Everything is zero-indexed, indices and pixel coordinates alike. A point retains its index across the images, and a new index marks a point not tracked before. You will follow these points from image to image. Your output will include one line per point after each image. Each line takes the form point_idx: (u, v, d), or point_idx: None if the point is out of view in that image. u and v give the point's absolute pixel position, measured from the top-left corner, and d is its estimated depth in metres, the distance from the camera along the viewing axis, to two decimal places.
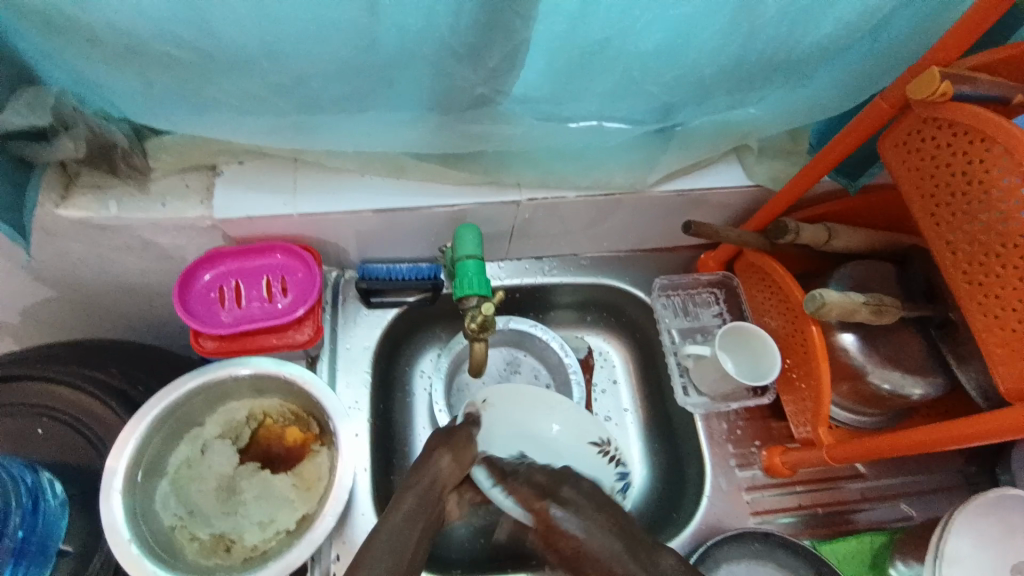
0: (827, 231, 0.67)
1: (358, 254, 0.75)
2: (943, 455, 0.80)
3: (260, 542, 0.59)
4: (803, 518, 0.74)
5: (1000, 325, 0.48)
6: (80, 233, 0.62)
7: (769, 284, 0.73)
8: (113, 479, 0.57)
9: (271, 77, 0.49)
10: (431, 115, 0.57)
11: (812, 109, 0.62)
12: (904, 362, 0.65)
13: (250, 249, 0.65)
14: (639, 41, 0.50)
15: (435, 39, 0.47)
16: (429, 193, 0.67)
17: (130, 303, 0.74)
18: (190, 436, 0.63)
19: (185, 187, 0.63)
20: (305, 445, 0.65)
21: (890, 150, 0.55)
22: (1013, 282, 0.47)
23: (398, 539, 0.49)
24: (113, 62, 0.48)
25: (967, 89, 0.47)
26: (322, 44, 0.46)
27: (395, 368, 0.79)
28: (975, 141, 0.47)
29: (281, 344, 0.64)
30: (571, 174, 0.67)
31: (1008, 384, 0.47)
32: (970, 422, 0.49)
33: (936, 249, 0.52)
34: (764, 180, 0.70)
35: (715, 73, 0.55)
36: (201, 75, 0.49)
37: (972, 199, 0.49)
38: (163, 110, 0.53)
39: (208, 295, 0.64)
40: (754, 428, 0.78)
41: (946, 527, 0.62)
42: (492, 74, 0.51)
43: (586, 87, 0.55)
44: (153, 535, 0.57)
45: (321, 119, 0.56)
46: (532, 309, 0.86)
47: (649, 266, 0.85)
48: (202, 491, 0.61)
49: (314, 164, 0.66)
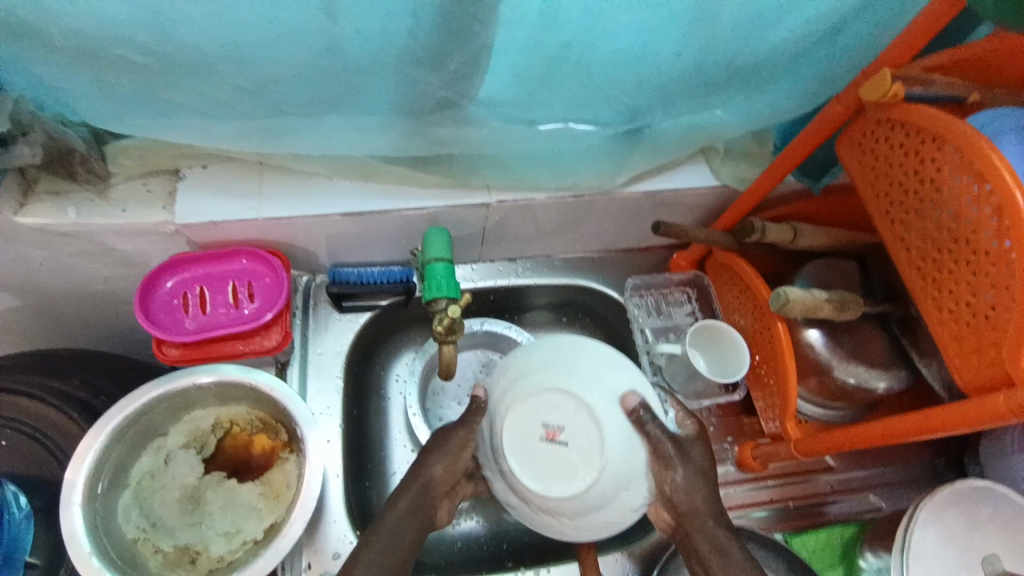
0: (793, 231, 0.68)
1: (328, 259, 0.74)
2: (912, 449, 0.81)
3: (226, 553, 0.58)
4: (775, 512, 0.75)
5: (954, 320, 0.49)
6: (39, 240, 0.61)
7: (738, 282, 0.74)
8: (72, 491, 0.56)
9: (230, 81, 0.49)
10: (396, 119, 0.56)
11: (776, 110, 0.63)
12: (867, 358, 0.67)
13: (215, 255, 0.64)
14: (601, 48, 0.51)
15: (397, 43, 0.47)
16: (397, 196, 0.66)
17: (93, 310, 0.72)
18: (154, 446, 0.63)
19: (146, 192, 0.62)
20: (272, 453, 0.65)
21: (847, 152, 0.56)
22: (965, 278, 0.48)
23: (396, 538, 0.51)
24: (66, 65, 0.47)
25: (918, 90, 0.49)
26: (282, 48, 0.46)
27: (369, 373, 0.79)
28: (926, 141, 0.48)
29: (249, 350, 0.63)
30: (540, 177, 0.67)
31: (964, 379, 0.48)
32: (924, 417, 0.50)
33: (894, 247, 0.53)
34: (730, 180, 0.71)
35: (678, 76, 0.55)
36: (157, 77, 0.48)
37: (924, 198, 0.50)
38: (122, 115, 0.53)
39: (172, 302, 0.63)
40: (726, 424, 0.79)
41: (911, 521, 0.63)
42: (454, 78, 0.51)
43: (550, 93, 0.55)
44: (115, 547, 0.57)
45: (286, 124, 0.55)
46: (507, 311, 0.86)
47: (622, 266, 0.86)
48: (165, 502, 0.60)
49: (280, 169, 0.66)
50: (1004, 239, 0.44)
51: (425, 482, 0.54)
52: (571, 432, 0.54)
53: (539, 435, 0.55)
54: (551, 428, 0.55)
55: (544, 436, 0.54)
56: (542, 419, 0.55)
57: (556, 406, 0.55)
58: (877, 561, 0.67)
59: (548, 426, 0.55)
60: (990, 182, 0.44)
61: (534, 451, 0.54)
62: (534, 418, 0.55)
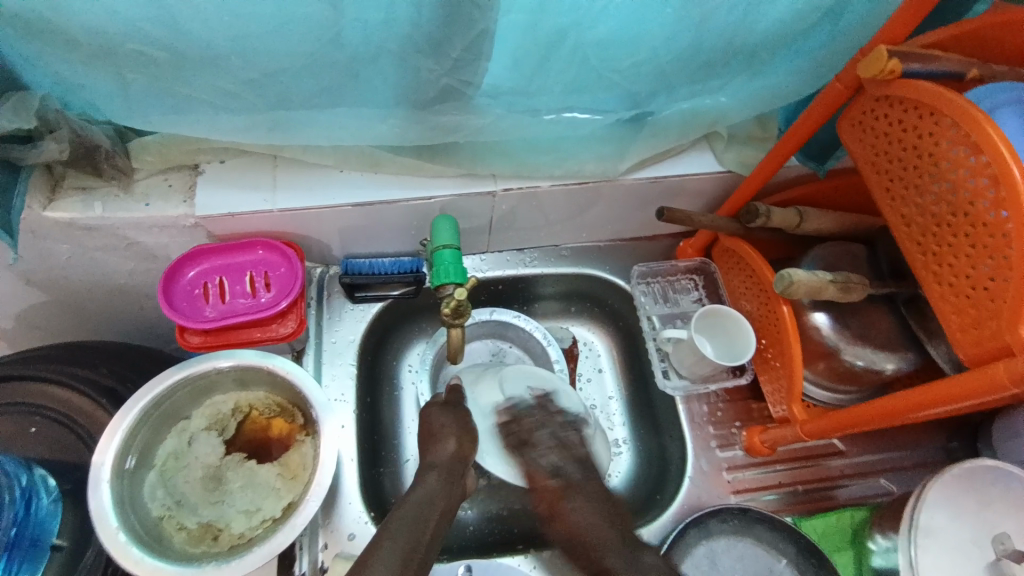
0: (798, 215, 0.68)
1: (340, 250, 0.76)
2: (926, 431, 0.81)
3: (247, 530, 0.61)
4: (785, 495, 0.75)
5: (956, 293, 0.49)
6: (65, 234, 0.63)
7: (744, 267, 0.74)
8: (101, 470, 0.58)
9: (242, 74, 0.51)
10: (402, 109, 0.58)
11: (776, 97, 0.64)
12: (874, 339, 0.67)
13: (232, 245, 0.67)
14: (597, 31, 0.52)
15: (400, 31, 0.49)
16: (405, 186, 0.68)
17: (117, 303, 0.75)
18: (177, 429, 0.65)
19: (167, 187, 0.65)
20: (290, 436, 0.67)
21: (848, 130, 0.56)
22: (965, 249, 0.48)
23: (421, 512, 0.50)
24: (90, 63, 0.50)
25: (917, 67, 0.49)
26: (287, 37, 0.48)
27: (382, 362, 0.81)
28: (924, 116, 0.49)
29: (266, 337, 0.65)
30: (545, 164, 0.69)
31: (966, 351, 0.48)
32: (927, 390, 0.50)
33: (893, 223, 0.54)
34: (734, 166, 0.72)
35: (673, 61, 0.57)
36: (173, 71, 0.50)
37: (922, 173, 0.50)
38: (140, 109, 0.55)
39: (192, 291, 0.65)
40: (734, 408, 0.79)
41: (919, 499, 0.64)
42: (455, 65, 0.53)
43: (550, 79, 0.57)
44: (141, 523, 0.59)
45: (296, 115, 0.57)
46: (516, 301, 0.88)
47: (629, 254, 0.87)
48: (188, 481, 0.63)
49: (293, 162, 0.68)
50: (1001, 210, 0.44)
51: (443, 462, 0.55)
52: (553, 392, 0.68)
53: (528, 393, 0.67)
54: (535, 390, 0.68)
55: (533, 394, 0.67)
56: (528, 383, 0.68)
57: (535, 376, 0.69)
58: (886, 542, 0.67)
59: (532, 388, 0.68)
60: (987, 154, 0.44)
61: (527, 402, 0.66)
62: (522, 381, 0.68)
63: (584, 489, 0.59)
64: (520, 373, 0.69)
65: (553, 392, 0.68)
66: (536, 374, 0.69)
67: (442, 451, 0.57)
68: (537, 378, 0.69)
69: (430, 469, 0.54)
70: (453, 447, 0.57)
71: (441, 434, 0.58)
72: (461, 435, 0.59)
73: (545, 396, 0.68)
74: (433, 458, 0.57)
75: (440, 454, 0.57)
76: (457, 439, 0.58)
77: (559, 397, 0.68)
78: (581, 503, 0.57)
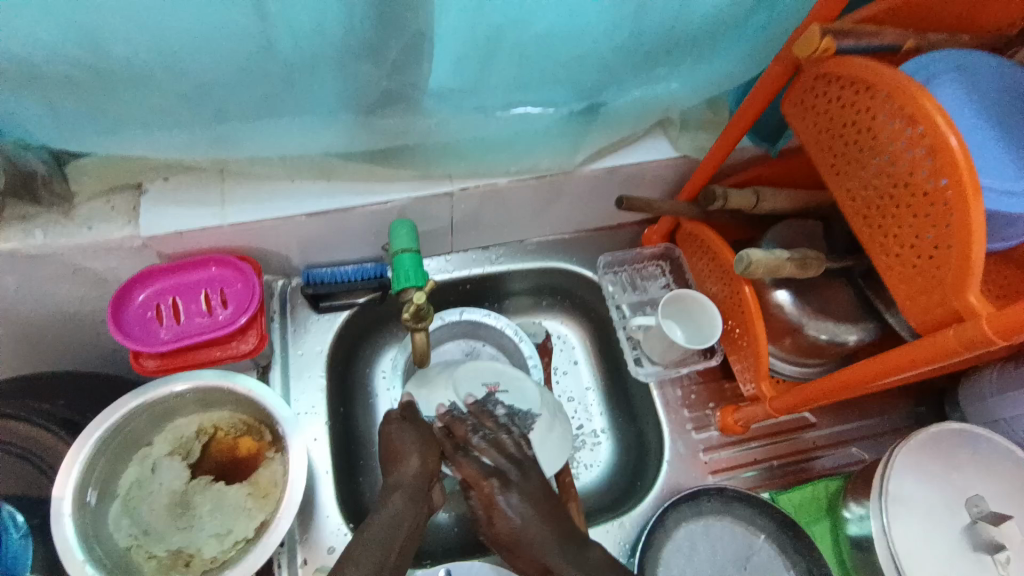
0: (754, 195, 0.69)
1: (301, 261, 0.75)
2: (895, 399, 0.82)
3: (219, 553, 0.59)
4: (762, 472, 0.76)
5: (902, 263, 0.50)
6: (8, 265, 0.61)
7: (706, 250, 0.75)
8: (61, 504, 0.57)
9: (173, 88, 0.50)
10: (346, 115, 0.57)
11: (724, 79, 0.64)
12: (836, 313, 0.68)
13: (184, 263, 0.65)
14: (533, 30, 0.52)
15: (332, 37, 0.48)
16: (360, 192, 0.67)
17: (73, 332, 0.73)
18: (139, 456, 0.64)
19: (111, 209, 0.63)
20: (259, 454, 0.66)
21: (792, 110, 0.57)
22: (907, 220, 0.48)
23: (389, 532, 0.51)
24: (13, 89, 0.48)
25: (849, 44, 0.50)
26: (216, 50, 0.47)
27: (354, 370, 0.80)
28: (861, 92, 0.49)
29: (226, 355, 0.64)
30: (499, 162, 0.68)
31: (917, 319, 0.49)
32: (884, 359, 0.51)
33: (838, 199, 0.55)
34: (689, 151, 0.72)
35: (616, 51, 0.57)
36: (100, 90, 0.49)
37: (863, 147, 0.51)
38: (73, 132, 0.53)
39: (145, 315, 0.64)
40: (708, 390, 0.80)
41: (887, 467, 0.64)
42: (394, 68, 0.52)
43: (494, 76, 0.56)
44: (108, 555, 0.58)
45: (238, 129, 0.56)
46: (486, 299, 0.87)
47: (595, 245, 0.87)
48: (154, 509, 0.62)
49: (242, 175, 0.66)
50: (940, 177, 0.45)
51: (408, 483, 0.55)
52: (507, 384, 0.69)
53: (483, 389, 0.68)
54: (490, 384, 0.69)
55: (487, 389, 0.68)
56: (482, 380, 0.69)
57: (487, 371, 0.70)
58: (859, 509, 0.67)
59: (487, 384, 0.69)
60: (923, 125, 0.45)
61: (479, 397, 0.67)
62: (475, 380, 0.69)
63: (519, 483, 0.55)
64: (472, 370, 0.69)
65: (506, 385, 0.69)
66: (487, 366, 0.70)
67: (406, 469, 0.56)
68: (488, 371, 0.70)
69: (396, 490, 0.53)
70: (417, 464, 0.56)
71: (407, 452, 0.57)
72: (424, 451, 0.57)
73: (500, 389, 0.69)
74: (398, 477, 0.56)
75: (406, 472, 0.55)
76: (421, 457, 0.57)
77: (513, 386, 0.69)
78: (518, 501, 0.54)
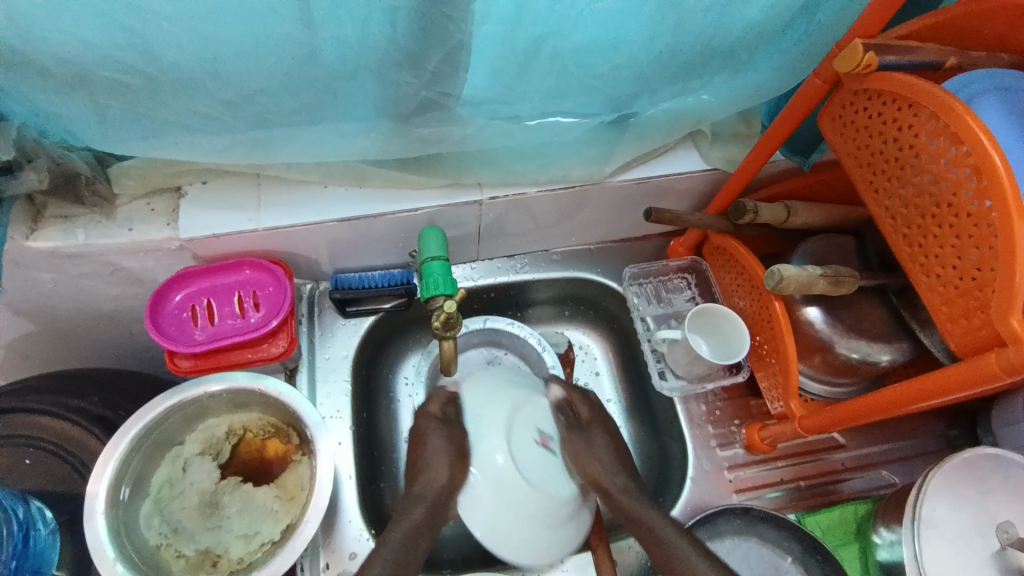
0: (786, 210, 0.68)
1: (330, 265, 0.76)
2: (924, 421, 0.80)
3: (245, 554, 0.60)
4: (788, 492, 0.75)
5: (943, 284, 0.49)
6: (51, 263, 0.63)
7: (735, 264, 0.74)
8: (95, 502, 0.58)
9: (219, 95, 0.51)
10: (383, 123, 0.58)
11: (758, 92, 0.63)
12: (868, 332, 0.66)
13: (217, 267, 0.66)
14: (574, 38, 0.52)
15: (375, 47, 0.49)
16: (391, 199, 0.68)
17: (106, 329, 0.75)
18: (170, 456, 0.65)
19: (150, 211, 0.64)
20: (287, 457, 0.67)
21: (829, 125, 0.57)
22: (950, 239, 0.48)
23: (409, 544, 0.55)
24: (64, 91, 0.49)
25: (892, 59, 0.49)
26: (264, 58, 0.48)
27: (378, 376, 0.81)
28: (903, 109, 0.49)
29: (257, 358, 0.65)
30: (531, 171, 0.68)
31: (957, 341, 0.48)
32: (921, 381, 0.50)
33: (878, 217, 0.54)
34: (719, 163, 0.72)
35: (653, 63, 0.57)
36: (149, 96, 0.50)
37: (904, 165, 0.50)
38: (118, 135, 0.54)
39: (180, 315, 0.65)
40: (733, 406, 0.79)
41: (922, 491, 0.63)
42: (433, 78, 0.53)
43: (530, 87, 0.56)
44: (138, 552, 0.58)
45: (277, 134, 0.57)
46: (511, 307, 0.87)
47: (621, 256, 0.86)
48: (184, 509, 0.62)
49: (277, 180, 0.67)
50: (985, 199, 0.44)
51: (430, 496, 0.58)
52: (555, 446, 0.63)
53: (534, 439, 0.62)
54: (544, 436, 0.63)
55: (539, 440, 0.62)
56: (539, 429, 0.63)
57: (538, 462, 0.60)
58: (890, 535, 0.67)
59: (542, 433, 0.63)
60: (968, 144, 0.44)
61: (531, 446, 0.61)
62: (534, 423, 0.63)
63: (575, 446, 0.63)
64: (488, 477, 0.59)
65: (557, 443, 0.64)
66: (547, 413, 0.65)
67: (435, 478, 0.58)
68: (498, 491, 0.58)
69: (417, 504, 0.57)
70: (445, 474, 0.59)
71: (434, 460, 0.59)
72: (453, 463, 0.59)
73: (550, 444, 0.63)
74: (425, 486, 0.58)
75: (433, 481, 0.58)
76: (449, 471, 0.59)
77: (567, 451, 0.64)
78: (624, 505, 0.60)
